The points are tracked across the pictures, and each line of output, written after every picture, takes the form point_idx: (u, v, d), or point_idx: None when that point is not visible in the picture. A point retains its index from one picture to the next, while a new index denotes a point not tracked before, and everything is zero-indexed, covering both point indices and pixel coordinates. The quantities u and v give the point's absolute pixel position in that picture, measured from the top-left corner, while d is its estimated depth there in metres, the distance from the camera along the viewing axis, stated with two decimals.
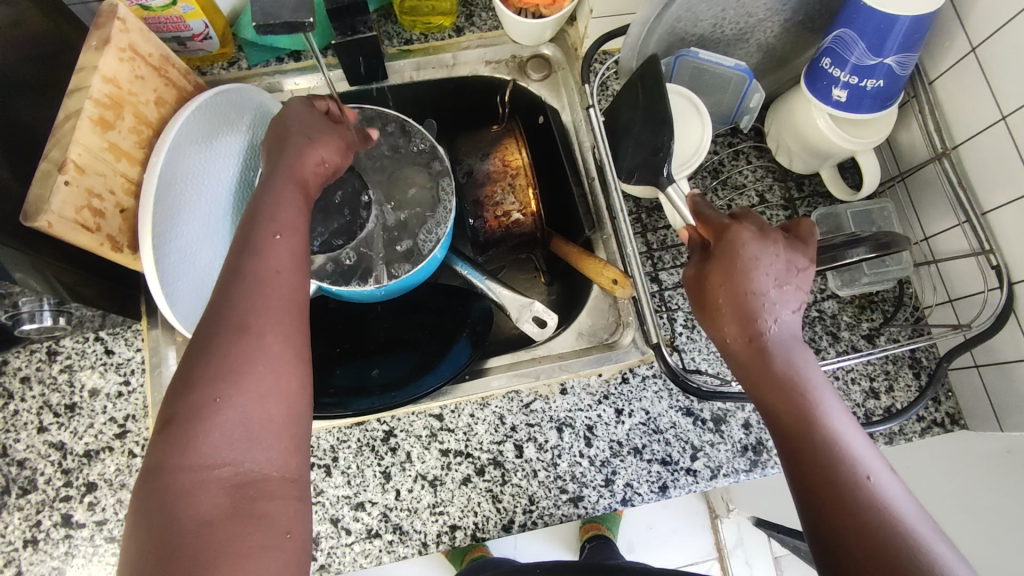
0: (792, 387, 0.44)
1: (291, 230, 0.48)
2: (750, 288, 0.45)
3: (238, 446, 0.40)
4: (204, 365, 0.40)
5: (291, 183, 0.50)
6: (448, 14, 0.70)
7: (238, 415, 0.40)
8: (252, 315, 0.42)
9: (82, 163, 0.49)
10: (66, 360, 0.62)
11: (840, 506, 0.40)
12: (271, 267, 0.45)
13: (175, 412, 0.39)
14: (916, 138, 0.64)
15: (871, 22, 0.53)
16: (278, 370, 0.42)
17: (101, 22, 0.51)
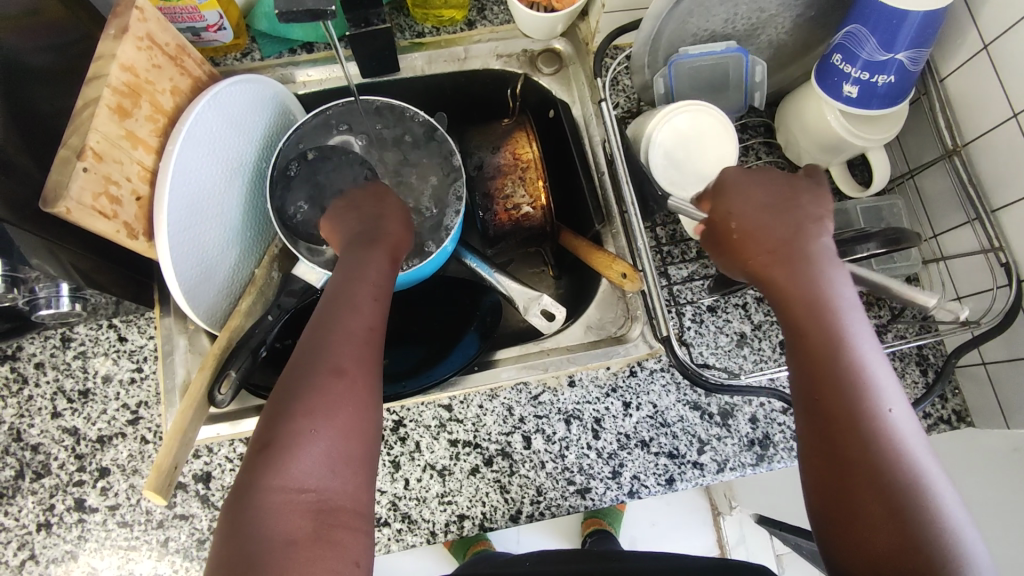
0: (823, 312, 0.47)
1: (383, 291, 0.52)
2: (770, 210, 0.51)
3: (324, 473, 0.42)
4: (302, 397, 0.44)
5: (376, 254, 0.55)
6: (460, 7, 0.70)
7: (328, 451, 0.43)
8: (345, 359, 0.46)
9: (100, 150, 0.49)
10: (80, 347, 0.63)
11: (876, 501, 0.41)
12: (365, 322, 0.49)
13: (272, 436, 0.42)
14: (927, 135, 0.64)
15: (881, 17, 0.54)
16: (364, 412, 0.45)
17: (120, 11, 0.51)
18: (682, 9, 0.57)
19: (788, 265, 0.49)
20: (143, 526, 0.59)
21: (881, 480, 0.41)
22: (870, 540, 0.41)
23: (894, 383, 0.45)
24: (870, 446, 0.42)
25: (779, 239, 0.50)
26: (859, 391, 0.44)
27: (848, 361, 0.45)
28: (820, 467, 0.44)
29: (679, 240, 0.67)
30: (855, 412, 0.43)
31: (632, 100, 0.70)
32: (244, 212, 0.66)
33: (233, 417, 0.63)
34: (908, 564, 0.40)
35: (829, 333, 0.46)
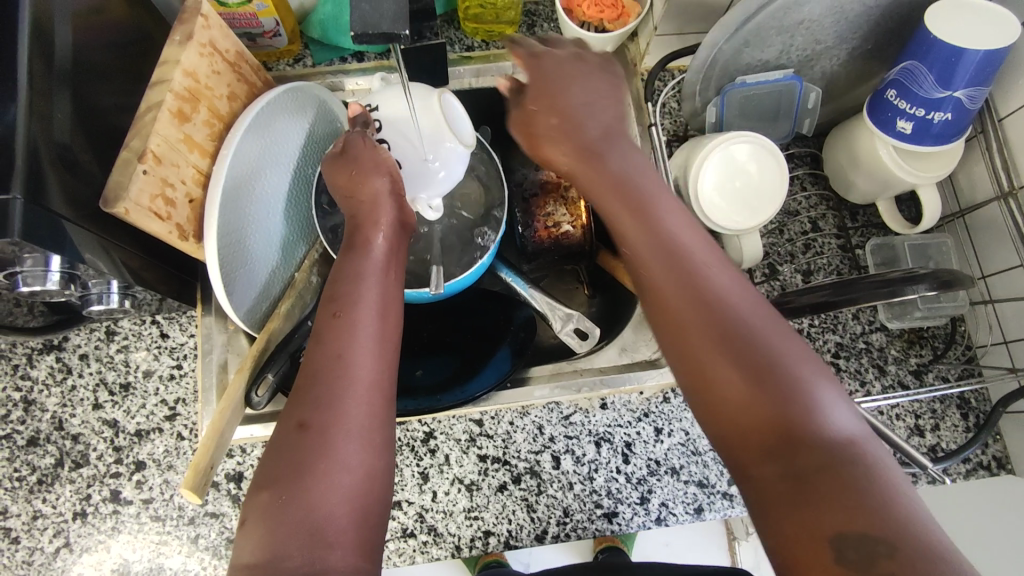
0: (629, 194, 0.47)
1: (350, 303, 0.48)
2: (571, 104, 0.51)
3: (302, 538, 0.40)
4: (276, 464, 0.43)
5: (358, 265, 0.51)
6: (512, 23, 0.72)
7: (301, 516, 0.41)
8: (310, 410, 0.44)
9: (159, 153, 0.50)
10: (123, 340, 0.65)
11: (731, 379, 0.40)
12: (335, 352, 0.46)
13: (253, 509, 0.42)
14: (981, 175, 0.63)
15: (940, 54, 0.53)
16: (344, 464, 0.43)
17: (186, 18, 0.53)
18: (738, 38, 0.57)
19: (605, 179, 0.49)
20: (175, 521, 0.60)
21: (714, 348, 0.40)
22: (739, 432, 0.40)
23: (721, 260, 0.44)
24: (718, 329, 0.41)
25: (587, 162, 0.50)
26: (696, 276, 0.43)
27: (667, 247, 0.44)
28: (680, 367, 0.42)
29: None
30: (673, 292, 0.42)
31: (678, 124, 0.70)
32: (290, 218, 0.66)
33: (267, 419, 0.63)
34: (783, 444, 0.38)
35: (641, 222, 0.46)
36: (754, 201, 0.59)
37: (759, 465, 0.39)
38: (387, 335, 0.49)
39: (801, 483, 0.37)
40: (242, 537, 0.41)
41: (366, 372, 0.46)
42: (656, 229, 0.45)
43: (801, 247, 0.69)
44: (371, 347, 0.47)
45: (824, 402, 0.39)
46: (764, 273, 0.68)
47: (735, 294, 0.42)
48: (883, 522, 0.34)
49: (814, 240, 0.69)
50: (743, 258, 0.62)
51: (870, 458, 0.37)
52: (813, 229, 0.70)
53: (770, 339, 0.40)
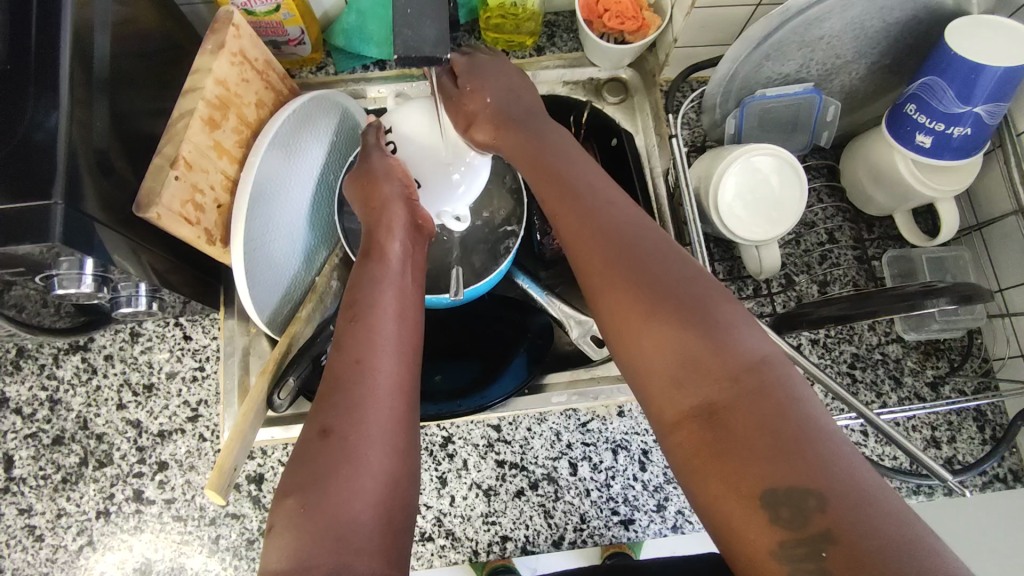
0: (543, 165, 0.53)
1: (364, 311, 0.49)
2: (473, 91, 0.59)
3: (327, 543, 0.40)
4: (298, 471, 0.43)
5: (374, 275, 0.52)
6: (532, 34, 0.73)
7: (327, 520, 0.41)
8: (332, 417, 0.44)
9: (191, 160, 0.51)
10: (147, 342, 0.66)
11: (651, 331, 0.42)
12: (353, 359, 0.47)
13: (277, 516, 0.42)
14: (999, 188, 0.63)
15: (959, 70, 0.53)
16: (369, 469, 0.43)
17: (217, 27, 0.54)
18: (759, 52, 0.58)
19: (538, 157, 0.53)
20: (197, 521, 0.61)
21: (632, 300, 0.43)
22: (662, 385, 0.41)
23: (648, 226, 0.46)
24: (640, 288, 0.43)
25: (519, 138, 0.56)
26: (624, 241, 0.45)
27: (595, 216, 0.47)
28: (610, 329, 0.44)
29: (737, 277, 0.69)
30: (598, 254, 0.46)
31: (697, 135, 0.71)
32: (313, 224, 0.67)
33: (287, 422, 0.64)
34: (706, 394, 0.39)
35: (574, 193, 0.49)
36: (774, 213, 0.59)
37: (680, 414, 0.40)
38: (404, 343, 0.49)
39: (718, 426, 0.38)
40: (270, 544, 0.41)
41: (386, 379, 0.46)
42: (587, 199, 0.48)
43: (818, 258, 0.70)
44: (390, 355, 0.48)
45: (741, 344, 0.40)
46: (781, 283, 0.69)
47: (659, 255, 0.44)
48: (805, 464, 0.35)
49: (831, 252, 0.70)
50: (762, 269, 0.63)
51: (786, 395, 0.38)
52: (830, 241, 0.71)
53: (692, 293, 0.42)
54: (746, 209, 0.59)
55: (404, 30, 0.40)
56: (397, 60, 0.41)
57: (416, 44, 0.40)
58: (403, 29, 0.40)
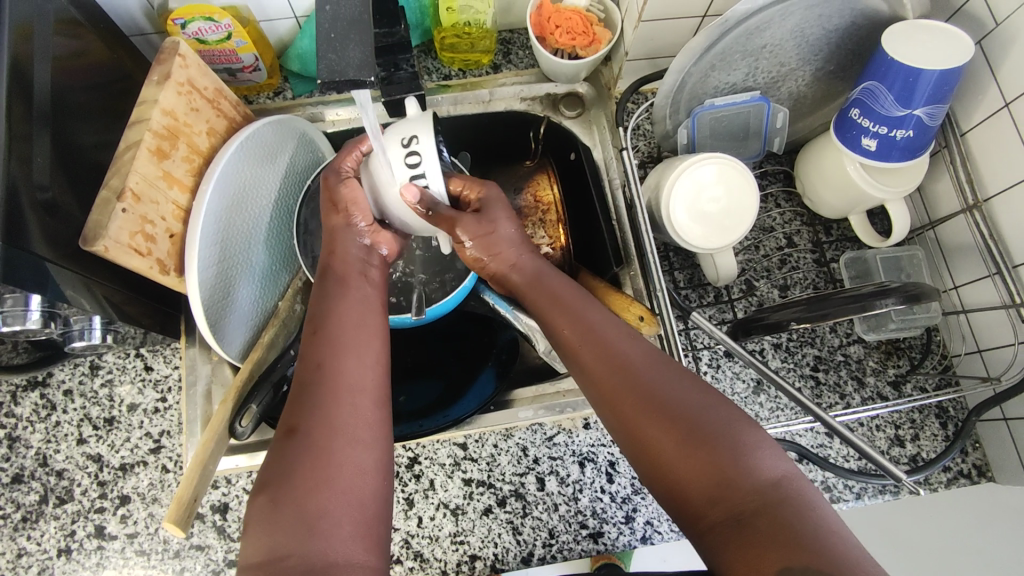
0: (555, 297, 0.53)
1: (325, 321, 0.49)
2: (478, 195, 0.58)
3: (298, 536, 0.40)
4: (269, 468, 0.43)
5: (342, 293, 0.52)
6: (487, 51, 0.74)
7: (297, 510, 0.40)
8: (299, 414, 0.44)
9: (138, 191, 0.51)
10: (108, 375, 0.65)
11: (663, 443, 0.43)
12: (316, 363, 0.46)
13: (248, 516, 0.41)
14: (947, 189, 0.65)
15: (898, 74, 0.54)
16: (339, 462, 0.42)
17: (163, 58, 0.54)
18: (704, 62, 0.58)
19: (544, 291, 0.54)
20: (160, 555, 0.60)
21: (639, 416, 0.44)
22: (688, 498, 0.41)
23: (651, 353, 0.47)
24: (650, 412, 0.44)
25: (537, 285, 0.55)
26: (623, 362, 0.46)
27: (597, 347, 0.48)
28: (632, 448, 0.44)
29: (696, 284, 0.69)
30: (610, 366, 0.47)
31: (653, 146, 0.72)
32: (271, 246, 0.67)
33: (251, 449, 0.63)
34: (726, 506, 0.40)
35: (579, 324, 0.50)
36: (726, 221, 0.60)
37: (711, 520, 0.40)
38: (366, 338, 0.49)
39: (743, 535, 0.39)
40: (244, 542, 0.41)
41: (352, 377, 0.46)
42: (595, 326, 0.49)
43: (777, 262, 0.71)
44: (362, 363, 0.48)
45: (758, 461, 0.41)
46: (742, 288, 0.69)
47: (666, 380, 0.45)
48: (819, 557, 0.36)
49: (790, 255, 0.71)
50: (719, 275, 0.64)
51: (800, 499, 0.39)
52: (789, 245, 0.71)
53: (703, 411, 0.43)
54: (705, 221, 0.60)
55: (330, 57, 0.41)
56: (322, 86, 0.41)
57: (341, 70, 0.41)
58: (328, 57, 0.41)
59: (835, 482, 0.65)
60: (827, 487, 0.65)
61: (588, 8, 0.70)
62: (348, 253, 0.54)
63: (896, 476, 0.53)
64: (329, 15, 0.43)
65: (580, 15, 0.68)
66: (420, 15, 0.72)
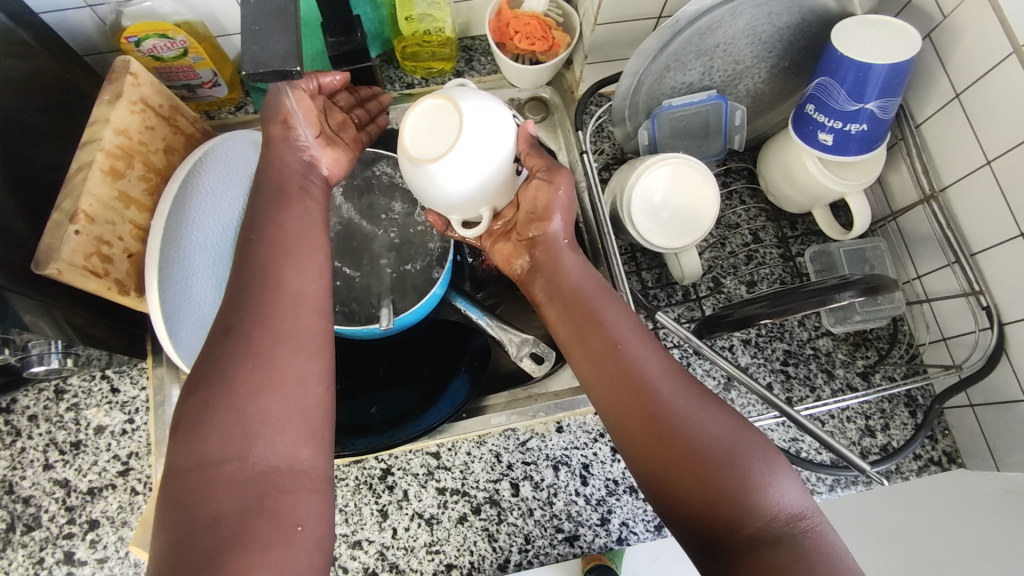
0: (580, 304, 0.53)
1: (265, 231, 0.50)
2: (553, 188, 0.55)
3: (240, 442, 0.43)
4: (202, 368, 0.45)
5: (286, 203, 0.52)
6: (448, 59, 0.74)
7: (234, 409, 0.44)
8: (232, 318, 0.46)
9: (92, 213, 0.51)
10: (73, 399, 0.64)
11: (687, 472, 0.44)
12: (259, 271, 0.48)
13: (181, 418, 0.44)
14: (905, 181, 0.66)
15: (849, 69, 0.55)
16: (279, 366, 0.46)
17: (115, 77, 0.54)
18: (659, 62, 0.59)
19: (569, 295, 0.53)
20: None
21: (664, 443, 0.45)
22: (702, 520, 0.43)
23: (674, 373, 0.48)
24: (674, 437, 0.45)
25: (560, 273, 0.55)
26: (650, 387, 0.47)
27: (622, 363, 0.49)
28: (650, 472, 0.46)
29: (664, 284, 0.69)
30: (638, 390, 0.47)
31: (616, 147, 0.72)
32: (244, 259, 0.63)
33: None
34: (739, 532, 0.42)
35: (604, 335, 0.50)
36: (688, 221, 0.61)
37: (726, 545, 0.42)
38: (309, 252, 0.51)
39: (752, 562, 0.41)
40: (173, 446, 0.43)
41: (294, 287, 0.49)
42: (620, 340, 0.50)
43: (744, 259, 0.71)
44: (305, 274, 0.50)
45: (779, 494, 0.43)
46: (709, 286, 0.70)
47: (689, 404, 0.46)
48: None
49: (757, 252, 0.71)
50: (684, 273, 0.64)
51: (816, 534, 0.42)
52: (755, 241, 0.72)
53: (726, 440, 0.44)
54: (664, 220, 0.61)
55: None
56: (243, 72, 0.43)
57: (262, 59, 0.44)
58: None
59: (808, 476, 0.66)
60: None
61: (546, 13, 0.70)
62: (285, 160, 0.54)
63: (860, 463, 0.53)
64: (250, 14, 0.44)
65: (538, 20, 0.69)
66: (379, 25, 0.73)
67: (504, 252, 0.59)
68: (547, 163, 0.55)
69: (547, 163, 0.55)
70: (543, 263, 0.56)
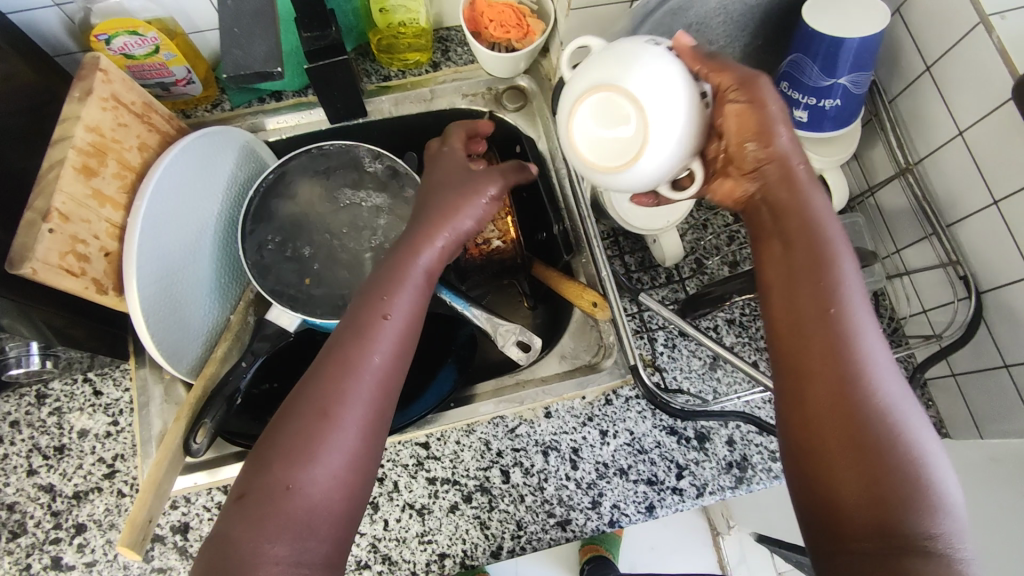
0: (816, 244, 0.45)
1: (396, 308, 0.47)
2: (769, 102, 0.45)
3: (295, 532, 0.41)
4: (285, 444, 0.42)
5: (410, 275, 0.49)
6: (424, 50, 0.74)
7: (299, 503, 0.41)
8: (330, 401, 0.43)
9: (66, 211, 0.50)
10: (55, 403, 0.63)
11: (852, 460, 0.40)
12: (369, 355, 0.45)
13: (249, 488, 0.42)
14: (881, 156, 0.66)
15: (821, 45, 0.55)
16: (348, 457, 0.43)
17: (84, 74, 0.53)
18: None
19: (805, 235, 0.45)
20: None
21: (850, 419, 0.40)
22: (846, 516, 0.39)
23: (892, 363, 0.42)
24: (861, 427, 0.40)
25: (795, 219, 0.46)
26: (851, 364, 0.41)
27: (835, 327, 0.42)
28: (800, 444, 0.42)
29: (648, 267, 0.70)
30: (835, 356, 0.42)
31: None
32: (221, 259, 0.67)
33: (211, 466, 0.62)
34: (884, 541, 0.38)
35: (824, 292, 0.43)
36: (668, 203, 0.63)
37: (850, 538, 0.39)
38: (408, 342, 0.47)
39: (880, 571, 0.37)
40: (228, 513, 0.42)
41: (387, 380, 0.46)
42: (839, 301, 0.43)
43: (726, 240, 0.71)
44: (400, 359, 0.47)
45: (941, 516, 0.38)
46: (692, 267, 0.70)
47: (897, 398, 0.41)
48: None
49: (738, 231, 0.71)
50: (665, 255, 0.66)
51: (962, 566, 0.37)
52: (735, 221, 0.72)
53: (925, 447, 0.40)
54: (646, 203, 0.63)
55: None
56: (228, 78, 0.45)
57: (245, 64, 0.45)
58: None
59: None
60: None
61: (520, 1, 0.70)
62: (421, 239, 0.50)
63: None
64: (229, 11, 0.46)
65: (512, 8, 0.69)
66: (353, 18, 0.72)
67: (724, 191, 0.49)
68: (741, 76, 0.44)
69: (740, 75, 0.44)
70: (778, 203, 0.46)
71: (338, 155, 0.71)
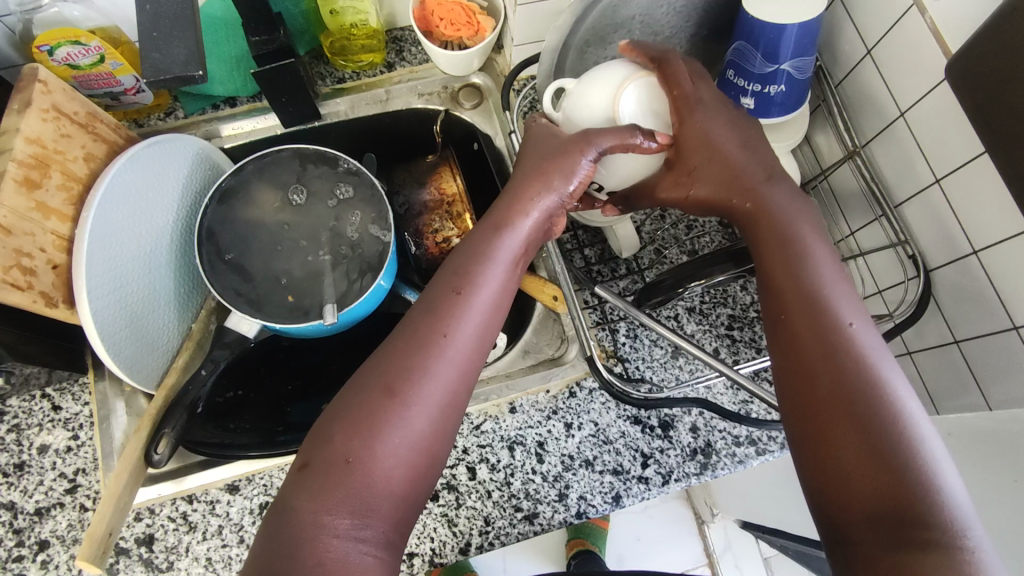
0: (790, 239, 0.47)
1: (474, 283, 0.46)
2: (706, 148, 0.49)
3: (356, 506, 0.40)
4: (347, 416, 0.42)
5: (494, 243, 0.47)
6: (376, 51, 0.74)
7: (356, 477, 0.41)
8: (396, 376, 0.43)
9: (7, 224, 0.50)
10: (13, 420, 0.63)
11: (849, 439, 0.40)
12: (440, 331, 0.45)
13: (312, 458, 0.42)
14: (831, 141, 0.67)
15: (762, 32, 0.56)
16: (409, 433, 0.42)
17: (23, 86, 0.53)
18: (578, 38, 0.59)
19: (782, 229, 0.47)
20: None
21: (843, 399, 0.40)
22: (848, 510, 0.39)
23: (885, 349, 0.43)
24: (858, 404, 0.40)
25: (775, 217, 0.48)
26: (842, 347, 0.42)
27: (823, 312, 0.43)
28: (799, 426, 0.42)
29: (607, 259, 0.70)
30: (827, 336, 0.42)
31: None
32: (178, 269, 0.67)
33: (176, 475, 0.62)
34: (889, 532, 0.38)
35: (808, 286, 0.45)
36: None
37: (851, 520, 0.39)
38: (487, 325, 0.47)
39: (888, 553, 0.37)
40: (291, 481, 0.41)
41: (455, 361, 0.45)
42: (821, 291, 0.44)
43: (684, 229, 0.72)
44: (474, 342, 0.46)
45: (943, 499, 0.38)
46: (651, 257, 0.70)
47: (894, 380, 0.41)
48: None
49: (696, 219, 0.72)
50: (622, 245, 0.67)
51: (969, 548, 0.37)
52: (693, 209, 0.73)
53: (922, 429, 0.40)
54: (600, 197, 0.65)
55: None
56: (150, 84, 0.43)
57: (166, 68, 0.43)
58: None
59: (759, 435, 0.64)
60: (751, 441, 0.64)
61: None
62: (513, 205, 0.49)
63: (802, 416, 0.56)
64: (150, 15, 0.45)
65: (461, 6, 0.69)
66: (303, 20, 0.71)
67: None
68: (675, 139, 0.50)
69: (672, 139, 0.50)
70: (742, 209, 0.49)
71: (292, 157, 0.70)
